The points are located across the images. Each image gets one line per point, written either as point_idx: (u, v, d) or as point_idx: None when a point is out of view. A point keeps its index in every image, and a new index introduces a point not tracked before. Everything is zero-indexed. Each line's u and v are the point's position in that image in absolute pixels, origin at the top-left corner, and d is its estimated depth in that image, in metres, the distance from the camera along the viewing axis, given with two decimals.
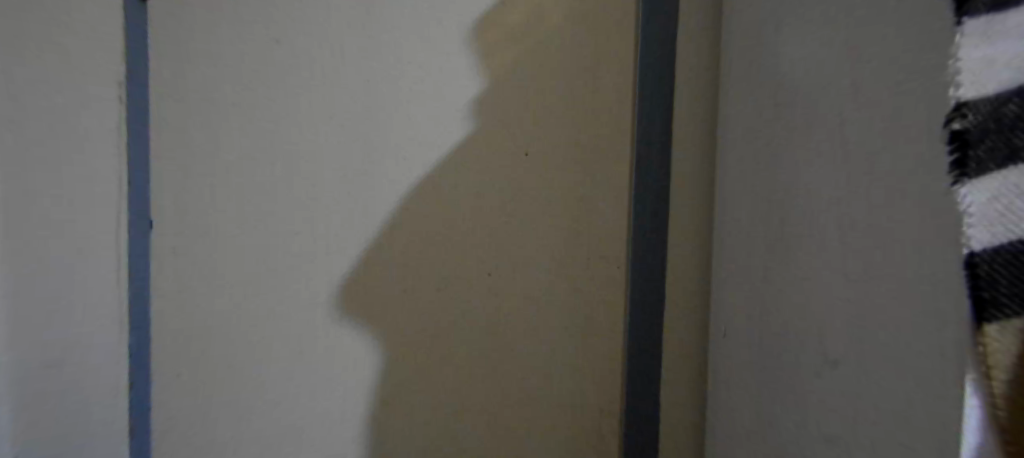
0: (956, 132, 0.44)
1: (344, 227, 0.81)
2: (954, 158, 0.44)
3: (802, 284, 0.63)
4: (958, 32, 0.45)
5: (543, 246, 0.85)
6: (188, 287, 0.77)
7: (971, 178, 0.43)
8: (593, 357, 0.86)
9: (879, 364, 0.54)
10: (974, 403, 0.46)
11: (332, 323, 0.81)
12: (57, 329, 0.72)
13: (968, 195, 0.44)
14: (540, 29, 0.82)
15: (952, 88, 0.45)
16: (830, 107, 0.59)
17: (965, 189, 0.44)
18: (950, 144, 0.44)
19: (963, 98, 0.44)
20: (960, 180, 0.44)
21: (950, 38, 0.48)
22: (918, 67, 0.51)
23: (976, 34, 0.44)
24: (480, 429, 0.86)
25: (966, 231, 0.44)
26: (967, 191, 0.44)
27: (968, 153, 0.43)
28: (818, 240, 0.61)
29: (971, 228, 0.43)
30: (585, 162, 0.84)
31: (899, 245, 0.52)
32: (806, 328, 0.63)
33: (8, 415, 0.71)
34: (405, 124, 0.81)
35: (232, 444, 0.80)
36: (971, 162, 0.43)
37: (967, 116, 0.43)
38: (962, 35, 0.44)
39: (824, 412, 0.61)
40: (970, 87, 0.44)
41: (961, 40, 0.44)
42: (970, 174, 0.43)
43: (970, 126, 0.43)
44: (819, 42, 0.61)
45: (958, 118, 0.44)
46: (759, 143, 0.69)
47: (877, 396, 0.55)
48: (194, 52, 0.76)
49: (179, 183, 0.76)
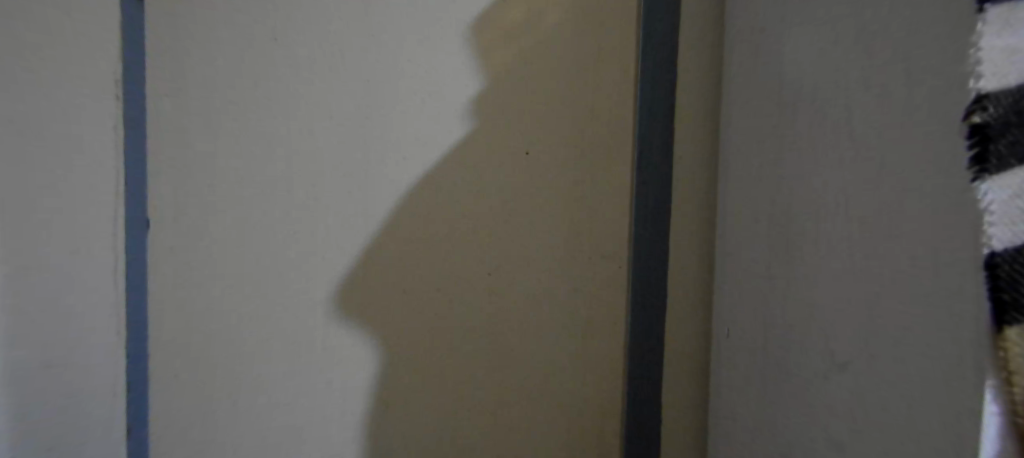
0: (977, 125, 0.43)
1: (342, 228, 0.80)
2: (974, 153, 0.43)
3: (806, 285, 0.60)
4: (981, 19, 0.44)
5: (544, 245, 0.84)
6: (185, 287, 0.77)
7: (993, 174, 0.42)
8: (594, 357, 0.85)
9: (887, 368, 0.52)
10: (992, 410, 0.45)
11: (330, 323, 0.80)
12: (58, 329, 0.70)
13: (989, 191, 0.43)
14: (541, 27, 0.81)
15: (973, 80, 0.44)
16: (835, 103, 0.57)
17: (986, 186, 0.43)
18: (970, 139, 0.43)
19: (984, 90, 0.43)
20: (981, 176, 0.43)
21: (964, 30, 0.46)
22: (931, 61, 0.49)
23: (998, 22, 0.43)
24: (481, 430, 0.85)
25: (988, 229, 0.43)
26: (988, 187, 0.43)
27: (990, 148, 0.42)
28: (822, 240, 0.58)
29: (992, 226, 0.43)
30: (585, 161, 0.83)
31: (908, 245, 0.50)
32: (809, 331, 0.60)
33: (7, 422, 0.66)
34: (405, 123, 0.80)
35: (231, 443, 0.79)
36: (992, 157, 0.42)
37: (987, 109, 0.43)
38: (984, 23, 0.44)
39: (828, 416, 0.58)
40: (991, 78, 0.43)
41: (983, 28, 0.44)
42: (992, 170, 0.42)
43: (991, 120, 0.43)
44: (827, 35, 0.59)
45: (979, 111, 0.43)
46: (761, 139, 0.67)
47: (885, 401, 0.52)
48: (192, 51, 0.75)
49: (178, 183, 0.76)
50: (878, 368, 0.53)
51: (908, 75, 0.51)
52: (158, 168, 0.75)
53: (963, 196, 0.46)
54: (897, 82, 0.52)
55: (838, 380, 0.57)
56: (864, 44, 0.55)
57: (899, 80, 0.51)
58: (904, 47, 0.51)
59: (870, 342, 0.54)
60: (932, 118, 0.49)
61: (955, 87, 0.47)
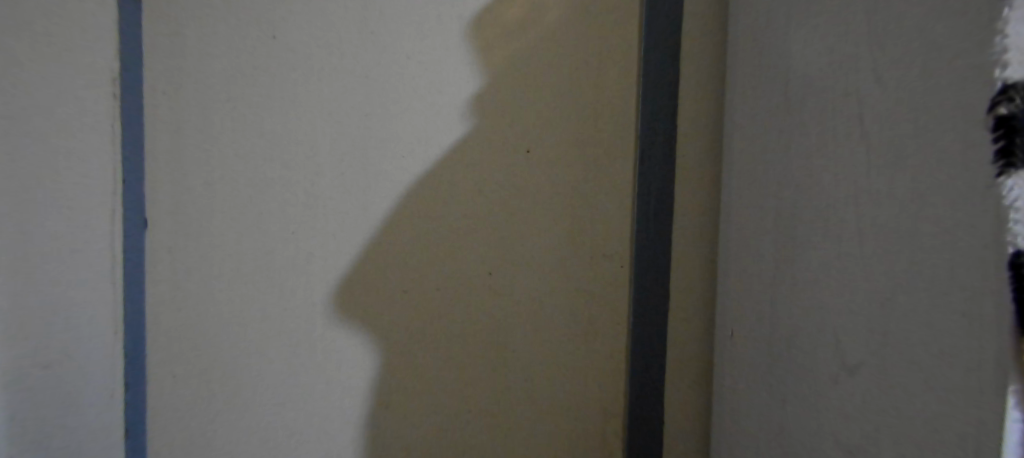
0: (1002, 117, 0.40)
1: (342, 226, 0.79)
2: (999, 147, 0.40)
3: (814, 286, 0.58)
4: (1006, 5, 0.41)
5: (545, 244, 0.83)
6: (180, 286, 0.76)
7: (1020, 169, 0.39)
8: (596, 356, 0.84)
9: (901, 372, 0.49)
10: (1016, 418, 0.40)
11: (329, 322, 0.79)
12: (54, 331, 0.70)
13: (1016, 188, 0.40)
14: (542, 23, 0.80)
15: (999, 68, 0.41)
16: (846, 95, 0.55)
17: (1012, 182, 0.40)
18: (995, 131, 0.40)
19: (1011, 80, 0.40)
20: (1006, 172, 0.40)
21: (985, 13, 0.43)
22: (952, 48, 0.45)
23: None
24: (482, 432, 0.84)
25: (1013, 229, 0.40)
26: (1015, 183, 0.40)
27: (1015, 140, 0.39)
28: (832, 239, 0.56)
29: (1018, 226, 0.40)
30: (587, 158, 0.82)
31: (926, 246, 0.47)
32: (819, 335, 0.57)
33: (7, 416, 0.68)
34: (405, 121, 0.79)
35: (228, 444, 0.78)
36: (1020, 151, 0.39)
37: (1015, 100, 0.40)
38: (1011, 8, 0.41)
39: (838, 425, 0.55)
40: (1020, 66, 0.40)
41: (1010, 13, 0.40)
42: (1018, 165, 0.39)
43: (1018, 111, 0.39)
44: (834, 27, 0.56)
45: (1004, 102, 0.40)
46: (767, 136, 0.65)
47: (899, 408, 0.49)
48: (187, 48, 0.74)
49: (174, 181, 0.75)
50: (889, 373, 0.50)
51: (924, 67, 0.48)
52: (156, 166, 0.74)
53: (987, 196, 0.43)
54: (913, 74, 0.48)
55: (847, 385, 0.54)
56: (878, 33, 0.52)
57: (914, 72, 0.48)
58: (919, 36, 0.48)
59: (884, 347, 0.51)
60: (948, 112, 0.45)
61: (980, 78, 0.43)
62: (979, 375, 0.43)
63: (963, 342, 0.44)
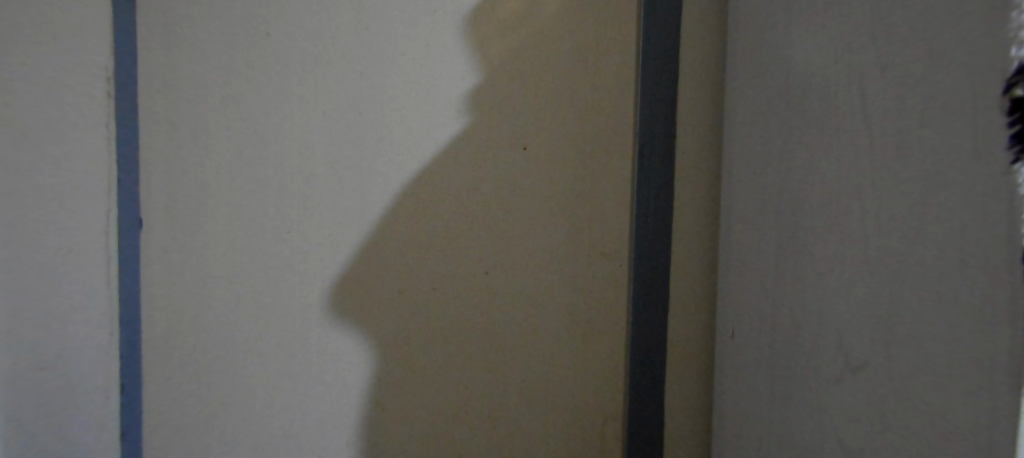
0: (1019, 99, 0.41)
1: (337, 225, 0.78)
2: (1015, 132, 0.41)
3: (816, 283, 0.56)
4: None
5: (541, 241, 0.82)
6: (176, 284, 0.74)
7: None
8: (595, 354, 0.83)
9: (907, 370, 0.48)
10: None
11: (324, 322, 0.78)
12: (66, 328, 0.69)
13: None
14: (539, 17, 0.79)
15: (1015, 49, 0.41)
16: (848, 91, 0.53)
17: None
18: (1011, 115, 0.41)
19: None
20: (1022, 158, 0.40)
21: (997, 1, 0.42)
22: (960, 41, 0.44)
23: None
24: (477, 431, 0.83)
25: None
26: None
27: None
28: (836, 235, 0.54)
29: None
30: (585, 154, 0.81)
31: (934, 242, 0.46)
32: (823, 334, 0.56)
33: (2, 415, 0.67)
34: (399, 118, 0.78)
35: (222, 446, 0.77)
36: None
37: None
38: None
39: (841, 425, 0.54)
40: None
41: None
42: None
43: None
44: (838, 20, 0.55)
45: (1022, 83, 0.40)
46: (768, 131, 0.63)
47: (908, 406, 0.48)
48: (181, 47, 0.73)
49: (168, 180, 0.73)
50: (896, 371, 0.49)
51: (932, 58, 0.46)
52: (149, 163, 0.72)
53: (1003, 185, 0.42)
54: (922, 62, 0.47)
55: (851, 384, 0.53)
56: (883, 24, 0.50)
57: (923, 63, 0.47)
58: (927, 27, 0.47)
59: (890, 346, 0.49)
60: (960, 99, 0.44)
61: (997, 64, 0.42)
62: (994, 374, 0.42)
63: (979, 342, 0.43)
